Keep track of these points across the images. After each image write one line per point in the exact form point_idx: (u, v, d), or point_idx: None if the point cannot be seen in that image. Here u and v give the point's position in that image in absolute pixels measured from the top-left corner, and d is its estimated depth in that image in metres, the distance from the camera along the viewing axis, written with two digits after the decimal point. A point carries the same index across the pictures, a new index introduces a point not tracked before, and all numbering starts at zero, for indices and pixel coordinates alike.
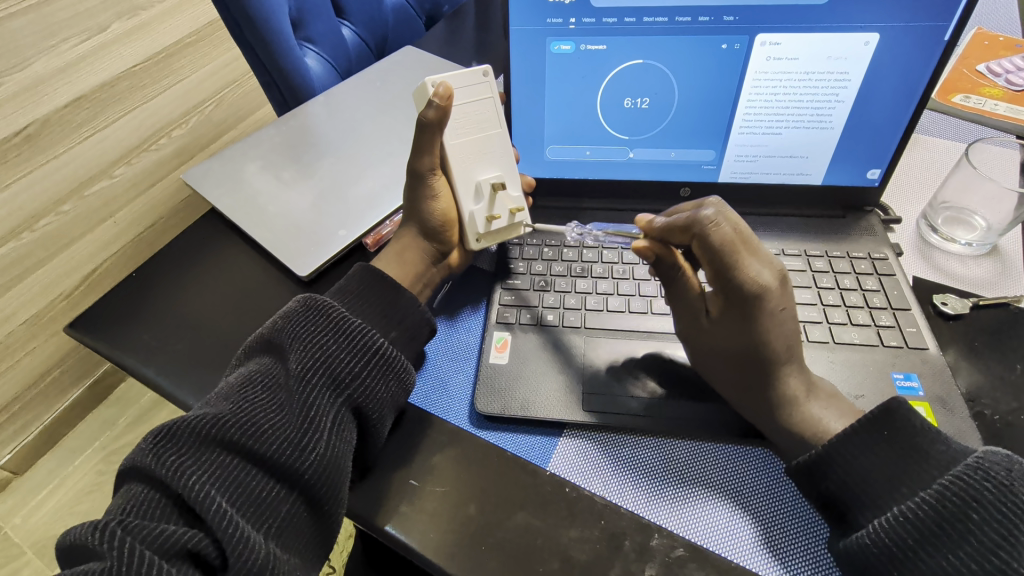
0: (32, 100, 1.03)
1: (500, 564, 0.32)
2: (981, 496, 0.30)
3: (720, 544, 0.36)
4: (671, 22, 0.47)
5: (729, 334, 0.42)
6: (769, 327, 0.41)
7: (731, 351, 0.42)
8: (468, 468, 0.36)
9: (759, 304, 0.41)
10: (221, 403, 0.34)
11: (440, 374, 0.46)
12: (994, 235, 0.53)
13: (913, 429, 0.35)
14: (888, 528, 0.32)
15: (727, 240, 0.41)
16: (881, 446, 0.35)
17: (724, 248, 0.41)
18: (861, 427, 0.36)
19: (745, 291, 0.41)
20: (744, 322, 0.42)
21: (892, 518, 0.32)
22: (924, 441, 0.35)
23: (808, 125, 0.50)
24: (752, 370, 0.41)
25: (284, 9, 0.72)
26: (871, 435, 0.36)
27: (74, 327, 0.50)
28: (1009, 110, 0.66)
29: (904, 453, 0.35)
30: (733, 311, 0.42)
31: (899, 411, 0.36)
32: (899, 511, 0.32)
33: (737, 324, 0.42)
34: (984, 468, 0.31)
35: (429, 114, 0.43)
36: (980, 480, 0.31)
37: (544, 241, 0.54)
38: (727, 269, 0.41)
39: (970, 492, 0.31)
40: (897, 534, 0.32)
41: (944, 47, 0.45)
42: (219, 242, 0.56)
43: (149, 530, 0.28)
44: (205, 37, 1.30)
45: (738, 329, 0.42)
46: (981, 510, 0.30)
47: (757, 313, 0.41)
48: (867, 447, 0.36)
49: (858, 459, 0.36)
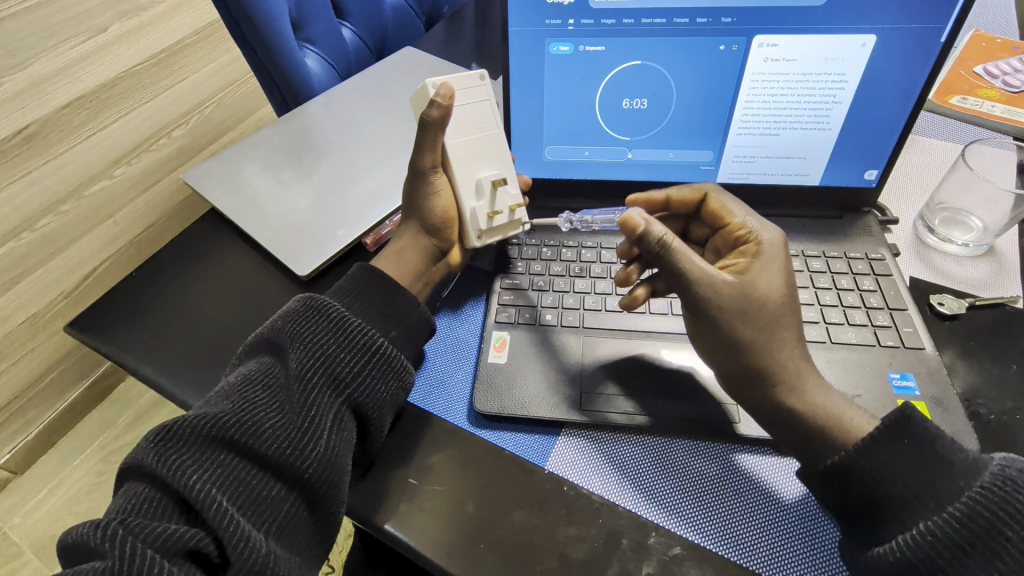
0: (33, 99, 1.04)
1: (498, 562, 0.32)
2: (1012, 511, 0.30)
3: (718, 543, 0.36)
4: (669, 23, 0.47)
5: (752, 288, 0.41)
6: (784, 281, 0.42)
7: (745, 302, 0.41)
8: (466, 468, 0.37)
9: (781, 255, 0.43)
10: (221, 402, 0.34)
11: (439, 373, 0.46)
12: (990, 236, 0.53)
13: (934, 437, 0.35)
14: (916, 543, 0.32)
15: (731, 203, 0.47)
16: (905, 455, 0.34)
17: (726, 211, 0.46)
18: (881, 434, 0.35)
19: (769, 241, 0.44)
20: (765, 270, 0.42)
21: (920, 534, 0.32)
22: (946, 450, 0.34)
23: (806, 126, 0.50)
24: (761, 352, 0.40)
25: (285, 10, 0.72)
26: (893, 443, 0.35)
27: (75, 326, 0.50)
28: (1006, 112, 0.67)
29: (929, 462, 0.34)
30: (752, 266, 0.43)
31: (918, 419, 0.35)
32: (926, 528, 0.32)
33: (760, 274, 0.42)
34: (1010, 479, 0.32)
35: (433, 113, 0.43)
36: (1008, 493, 0.31)
37: (542, 242, 0.55)
38: (750, 213, 0.46)
39: (1000, 507, 0.31)
40: (926, 551, 0.31)
41: (942, 49, 0.45)
42: (218, 242, 0.56)
43: (150, 528, 0.29)
44: (205, 38, 1.31)
45: (760, 278, 0.42)
46: (1012, 526, 0.30)
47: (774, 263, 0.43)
48: (889, 456, 0.35)
49: (882, 468, 0.35)
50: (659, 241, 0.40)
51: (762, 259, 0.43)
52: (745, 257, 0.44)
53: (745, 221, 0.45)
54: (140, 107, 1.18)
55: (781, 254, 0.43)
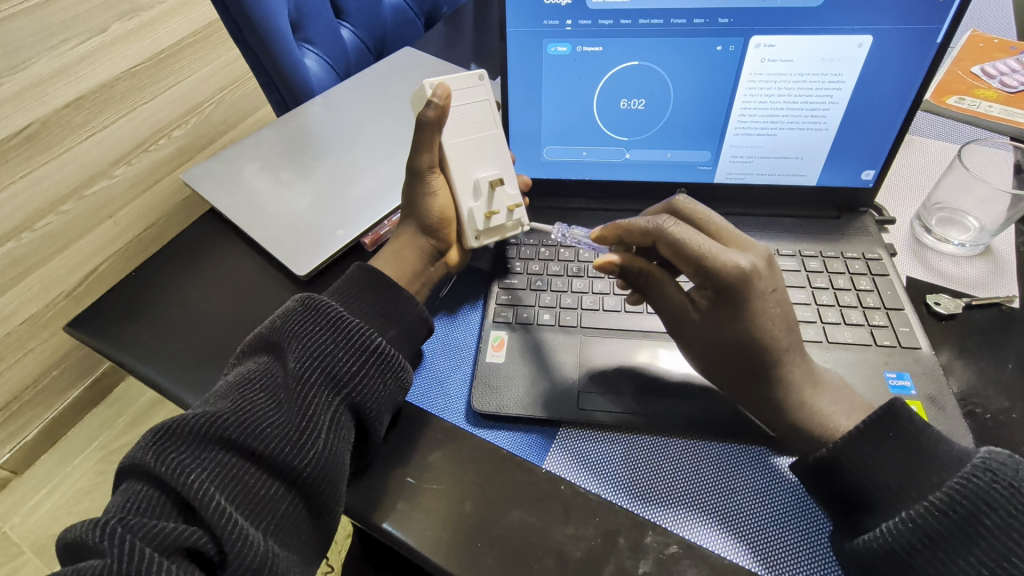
0: (33, 100, 1.03)
1: (495, 561, 0.32)
2: (992, 499, 0.30)
3: (714, 542, 0.37)
4: (666, 24, 0.47)
5: (719, 334, 0.40)
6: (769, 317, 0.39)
7: (720, 341, 0.40)
8: (464, 467, 0.37)
9: (747, 294, 0.38)
10: (220, 401, 0.35)
11: (437, 373, 0.47)
12: (987, 236, 0.53)
13: (917, 429, 0.35)
14: (896, 532, 0.32)
15: (693, 236, 0.39)
16: (888, 447, 0.35)
17: (688, 247, 0.39)
18: (866, 426, 0.35)
19: (725, 283, 0.38)
20: (734, 315, 0.39)
21: (900, 523, 0.32)
22: (928, 441, 0.34)
23: (803, 126, 0.50)
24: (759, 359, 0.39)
25: (284, 11, 0.72)
26: (877, 435, 0.35)
27: (74, 326, 0.50)
28: (1004, 112, 0.67)
29: (912, 453, 0.34)
30: (720, 307, 0.39)
31: (902, 411, 0.35)
32: (907, 516, 0.32)
33: (725, 318, 0.39)
34: (991, 468, 0.31)
35: (429, 113, 0.44)
36: (989, 482, 0.31)
37: (541, 242, 0.55)
38: (704, 263, 0.38)
39: (980, 495, 0.30)
40: (906, 539, 0.31)
41: (938, 49, 0.46)
42: (217, 242, 0.56)
43: (149, 527, 0.29)
44: (205, 38, 1.31)
45: (730, 323, 0.39)
46: (992, 515, 0.30)
47: (747, 304, 0.38)
48: (873, 447, 0.35)
49: (866, 459, 0.35)
50: (641, 271, 0.42)
51: (731, 303, 0.39)
52: (708, 296, 0.40)
53: (702, 271, 0.39)
54: (140, 107, 1.18)
55: (757, 292, 0.38)
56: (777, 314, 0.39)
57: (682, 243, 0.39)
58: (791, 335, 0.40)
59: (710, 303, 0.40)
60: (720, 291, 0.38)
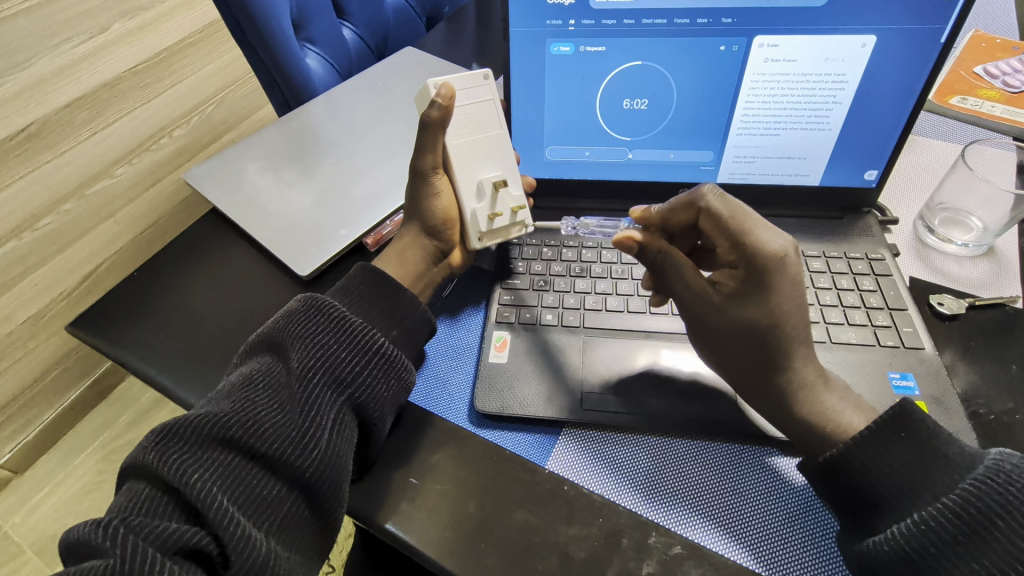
0: (31, 100, 1.05)
1: (498, 561, 0.32)
2: (1006, 501, 0.30)
3: (717, 543, 0.37)
4: (670, 23, 0.47)
5: (740, 314, 0.40)
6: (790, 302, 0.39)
7: (741, 327, 0.40)
8: (467, 467, 0.37)
9: (775, 276, 0.39)
10: (223, 402, 0.35)
11: (440, 373, 0.47)
12: (990, 236, 0.53)
13: (930, 431, 0.35)
14: (908, 534, 0.32)
15: (734, 209, 0.40)
16: (900, 449, 0.35)
17: (731, 218, 0.39)
18: (877, 427, 0.35)
19: (759, 262, 0.39)
20: (759, 295, 0.39)
21: (912, 525, 0.32)
22: (941, 443, 0.34)
23: (806, 126, 0.50)
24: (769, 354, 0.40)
25: (286, 10, 0.72)
26: (890, 437, 0.35)
27: (75, 326, 0.50)
28: (1005, 112, 0.67)
29: (925, 456, 0.34)
30: (746, 287, 0.40)
31: (915, 413, 0.35)
32: (920, 518, 0.32)
33: (751, 299, 0.40)
34: (1005, 471, 0.31)
35: (434, 113, 0.43)
36: (1002, 484, 0.30)
37: (543, 241, 0.55)
38: (741, 238, 0.39)
39: (993, 498, 0.30)
40: (918, 541, 0.31)
41: (941, 49, 0.46)
42: (219, 242, 0.56)
43: (151, 527, 0.29)
44: (206, 38, 1.31)
45: (755, 304, 0.40)
46: (1006, 517, 0.30)
47: (774, 286, 0.39)
48: (885, 449, 0.35)
49: (878, 461, 0.35)
50: (659, 249, 0.43)
51: (761, 282, 0.39)
52: (737, 276, 0.40)
53: (739, 247, 0.39)
54: (140, 106, 1.18)
55: (787, 275, 0.39)
56: (801, 301, 0.40)
57: (723, 217, 0.39)
58: (802, 332, 0.40)
59: (738, 282, 0.40)
60: (752, 272, 0.39)
